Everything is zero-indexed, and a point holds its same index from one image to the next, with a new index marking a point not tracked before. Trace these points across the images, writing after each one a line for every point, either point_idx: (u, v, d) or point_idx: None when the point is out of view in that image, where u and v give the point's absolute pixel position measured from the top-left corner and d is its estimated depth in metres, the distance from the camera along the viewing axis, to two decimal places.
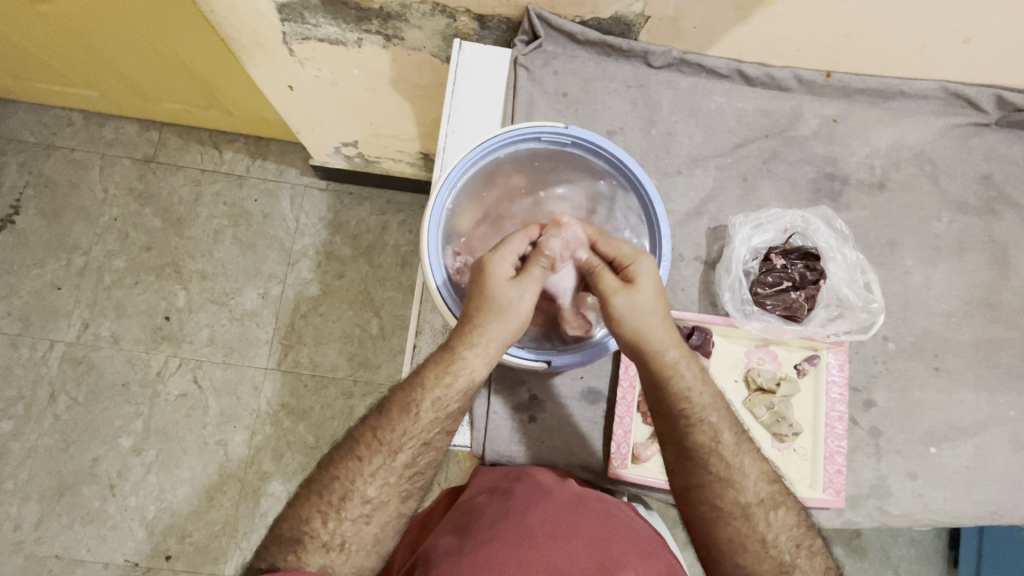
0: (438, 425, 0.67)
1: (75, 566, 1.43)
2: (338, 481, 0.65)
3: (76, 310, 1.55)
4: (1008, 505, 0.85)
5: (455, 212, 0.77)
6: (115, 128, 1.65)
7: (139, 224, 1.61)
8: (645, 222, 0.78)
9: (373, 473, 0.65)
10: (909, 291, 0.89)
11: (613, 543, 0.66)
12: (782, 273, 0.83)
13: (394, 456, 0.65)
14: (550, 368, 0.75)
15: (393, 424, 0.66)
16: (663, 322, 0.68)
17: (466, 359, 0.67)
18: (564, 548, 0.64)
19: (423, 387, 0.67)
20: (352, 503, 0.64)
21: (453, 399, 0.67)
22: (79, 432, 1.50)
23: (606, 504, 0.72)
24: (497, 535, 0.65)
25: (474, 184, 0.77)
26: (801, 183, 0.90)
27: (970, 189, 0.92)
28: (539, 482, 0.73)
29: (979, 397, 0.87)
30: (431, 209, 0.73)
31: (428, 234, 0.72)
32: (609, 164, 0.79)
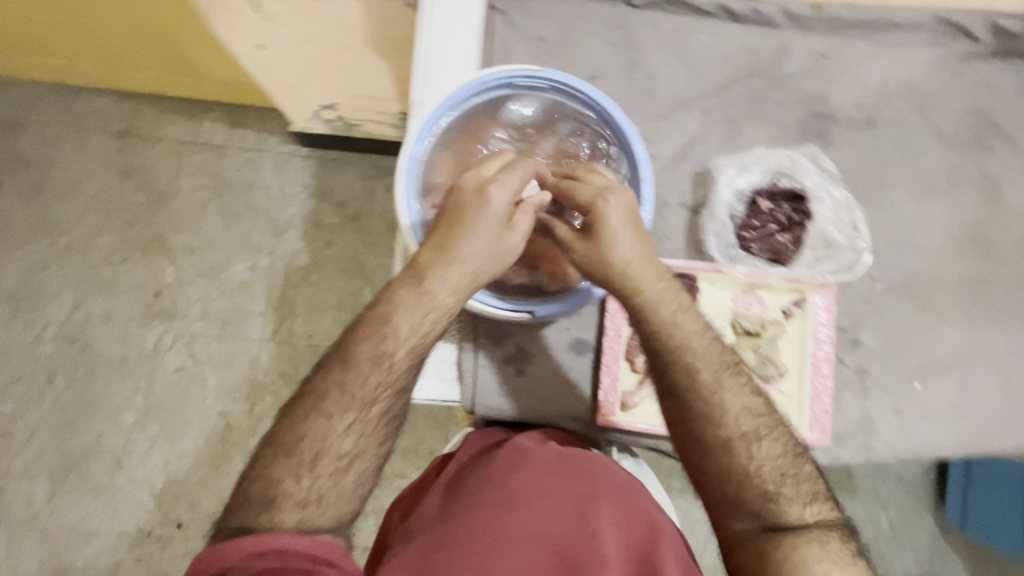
0: (403, 372, 0.67)
1: (90, 535, 1.48)
2: (309, 438, 0.64)
3: (66, 289, 1.55)
4: (990, 437, 0.87)
5: (434, 159, 0.73)
6: (87, 101, 1.60)
7: (122, 200, 1.58)
8: (625, 166, 0.75)
9: (347, 426, 0.65)
10: (898, 230, 0.88)
11: (593, 498, 0.67)
12: (769, 216, 0.82)
13: (369, 406, 0.66)
14: (534, 318, 0.76)
15: (360, 375, 0.66)
16: (638, 262, 0.69)
17: (439, 297, 0.66)
18: (546, 505, 0.66)
19: (394, 334, 0.66)
20: (323, 460, 0.64)
21: (423, 342, 0.68)
22: (81, 409, 1.52)
23: (586, 455, 0.74)
24: (473, 506, 0.67)
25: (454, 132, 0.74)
26: (788, 123, 0.86)
27: (961, 123, 0.90)
28: (517, 444, 0.73)
29: (966, 332, 0.88)
30: (405, 160, 0.69)
31: (404, 186, 0.69)
32: (587, 107, 0.76)
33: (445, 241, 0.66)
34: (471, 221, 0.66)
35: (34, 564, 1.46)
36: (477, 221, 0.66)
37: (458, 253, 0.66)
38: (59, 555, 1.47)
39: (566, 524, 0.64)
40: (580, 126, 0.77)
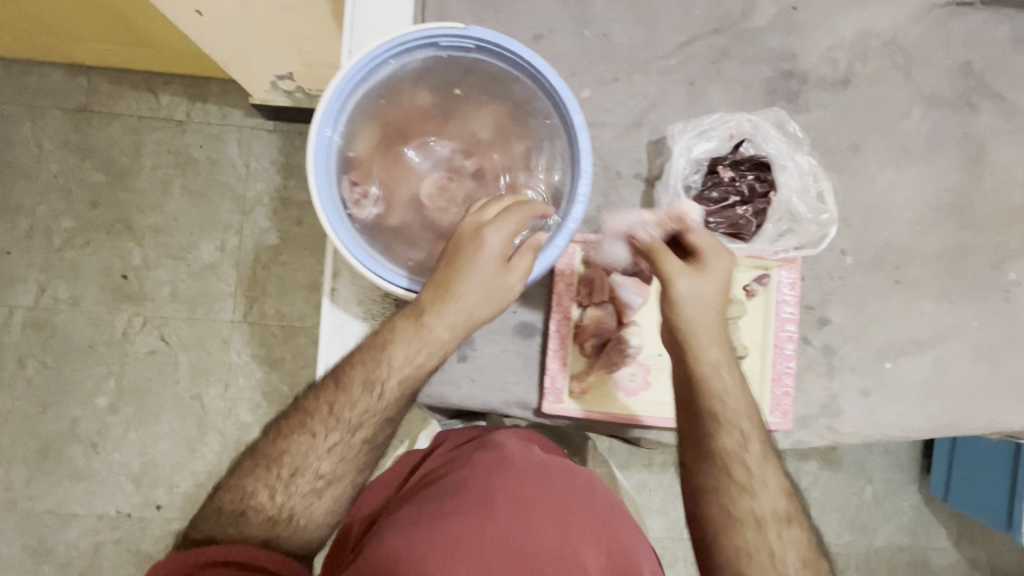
0: (385, 406, 0.64)
1: (71, 518, 1.48)
2: (289, 454, 0.65)
3: (31, 274, 1.51)
4: (962, 417, 0.83)
5: (351, 132, 0.63)
6: (41, 75, 1.53)
7: (82, 180, 1.52)
8: (566, 141, 0.65)
9: (328, 451, 0.64)
10: (872, 200, 0.82)
11: (573, 518, 0.65)
12: (730, 186, 0.75)
13: (352, 432, 0.64)
14: None
15: (350, 400, 0.64)
16: (711, 321, 0.65)
17: (433, 331, 0.62)
18: (527, 516, 0.63)
19: (387, 364, 0.63)
20: (296, 482, 0.64)
21: (416, 377, 0.64)
22: (55, 394, 1.50)
23: (570, 466, 0.72)
24: (452, 511, 0.63)
25: (372, 100, 0.64)
26: (754, 83, 0.79)
27: (945, 80, 0.83)
28: (501, 445, 0.71)
29: (941, 308, 0.83)
30: (314, 137, 0.59)
31: (315, 168, 0.59)
32: (524, 72, 0.65)
33: (442, 274, 0.61)
34: (471, 262, 0.60)
35: (17, 547, 1.48)
36: (473, 257, 0.59)
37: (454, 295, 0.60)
38: (41, 537, 1.48)
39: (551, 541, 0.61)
40: (517, 94, 0.66)
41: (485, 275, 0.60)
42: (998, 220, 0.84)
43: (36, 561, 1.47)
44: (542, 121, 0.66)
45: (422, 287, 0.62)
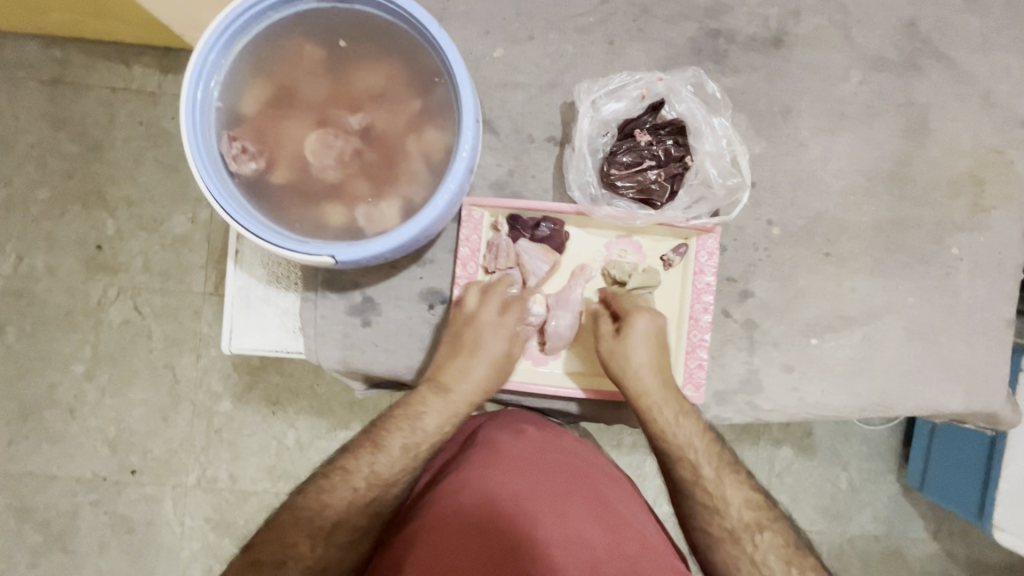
0: (416, 452, 0.69)
1: (49, 482, 1.43)
2: (327, 502, 0.66)
3: (9, 242, 1.43)
4: (892, 397, 0.79)
5: (234, 85, 0.62)
6: (15, 46, 1.42)
7: (57, 151, 1.42)
8: (452, 93, 0.63)
9: (378, 468, 0.68)
10: (802, 167, 0.78)
11: (576, 499, 0.69)
12: (643, 150, 0.72)
13: (390, 475, 0.68)
14: (340, 263, 0.60)
15: (400, 421, 0.69)
16: (651, 373, 0.71)
17: (453, 393, 0.70)
18: (526, 507, 0.66)
19: (424, 405, 0.70)
20: (332, 535, 0.64)
21: (455, 415, 0.70)
22: (32, 360, 1.43)
23: (564, 444, 0.76)
24: (452, 515, 0.66)
25: (256, 53, 0.63)
26: (677, 43, 0.75)
27: (889, 41, 0.78)
28: (490, 440, 0.73)
29: (874, 283, 0.79)
30: (188, 89, 0.59)
31: (189, 121, 0.59)
32: (407, 22, 0.63)
33: (455, 350, 0.71)
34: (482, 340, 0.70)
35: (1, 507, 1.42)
36: (484, 335, 0.69)
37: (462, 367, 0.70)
38: (23, 498, 1.42)
39: (556, 530, 0.65)
40: (405, 46, 0.64)
41: (474, 356, 0.70)
42: (942, 191, 0.79)
43: (18, 521, 1.42)
44: (429, 72, 0.64)
45: (442, 358, 0.71)
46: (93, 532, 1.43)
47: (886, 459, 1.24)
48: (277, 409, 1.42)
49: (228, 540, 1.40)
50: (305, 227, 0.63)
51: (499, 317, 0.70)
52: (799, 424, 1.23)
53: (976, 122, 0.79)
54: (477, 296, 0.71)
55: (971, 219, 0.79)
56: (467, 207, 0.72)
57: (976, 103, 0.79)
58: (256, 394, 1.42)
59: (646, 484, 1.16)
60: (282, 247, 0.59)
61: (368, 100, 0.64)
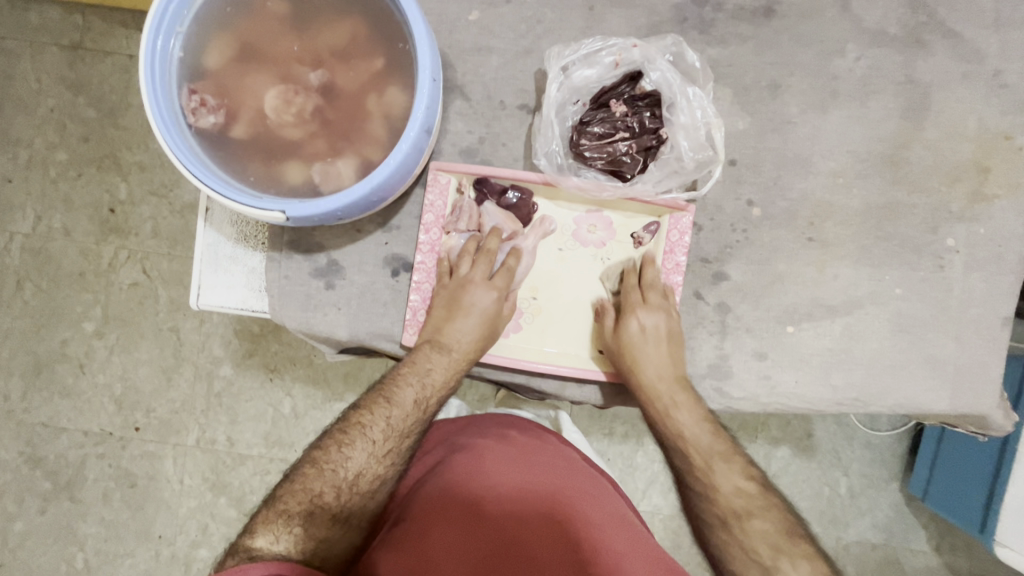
0: (401, 424, 0.68)
1: (59, 433, 1.45)
2: (315, 481, 0.64)
3: (28, 202, 1.44)
4: (873, 393, 0.75)
5: (197, 38, 0.62)
6: (39, 12, 1.43)
7: (74, 115, 1.43)
8: (411, 51, 0.62)
9: (355, 450, 0.66)
10: (788, 147, 0.74)
11: (564, 499, 0.69)
12: (616, 120, 0.69)
13: (378, 451, 0.66)
14: (291, 219, 0.60)
15: (373, 405, 0.68)
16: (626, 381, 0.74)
17: (429, 362, 0.70)
18: (515, 504, 0.68)
19: (398, 383, 0.69)
20: (318, 516, 0.62)
21: (434, 390, 0.70)
22: (46, 315, 1.45)
23: (551, 450, 0.77)
24: (437, 517, 0.66)
25: (221, 7, 0.62)
26: (660, 11, 0.72)
27: (891, 15, 0.73)
28: (474, 447, 0.75)
29: (860, 272, 0.75)
30: (148, 38, 0.58)
31: (148, 70, 0.58)
32: None
33: (436, 319, 0.71)
34: (461, 300, 0.71)
35: (12, 453, 1.46)
36: (464, 293, 0.71)
37: (448, 336, 0.71)
38: (34, 446, 1.45)
39: (548, 528, 0.66)
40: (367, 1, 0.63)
41: (472, 316, 0.71)
42: (941, 177, 0.74)
43: (29, 467, 1.45)
44: (390, 29, 0.62)
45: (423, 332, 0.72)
46: (97, 485, 1.45)
47: (884, 465, 1.19)
48: (274, 376, 1.41)
49: (224, 501, 1.41)
50: (262, 184, 0.63)
51: (489, 279, 0.72)
52: (796, 424, 1.18)
53: (983, 104, 0.74)
54: (462, 256, 0.72)
55: (972, 208, 0.74)
56: (433, 171, 0.71)
57: (986, 83, 0.73)
58: (255, 361, 1.42)
59: (631, 474, 1.13)
60: (232, 199, 0.59)
61: (328, 56, 0.63)
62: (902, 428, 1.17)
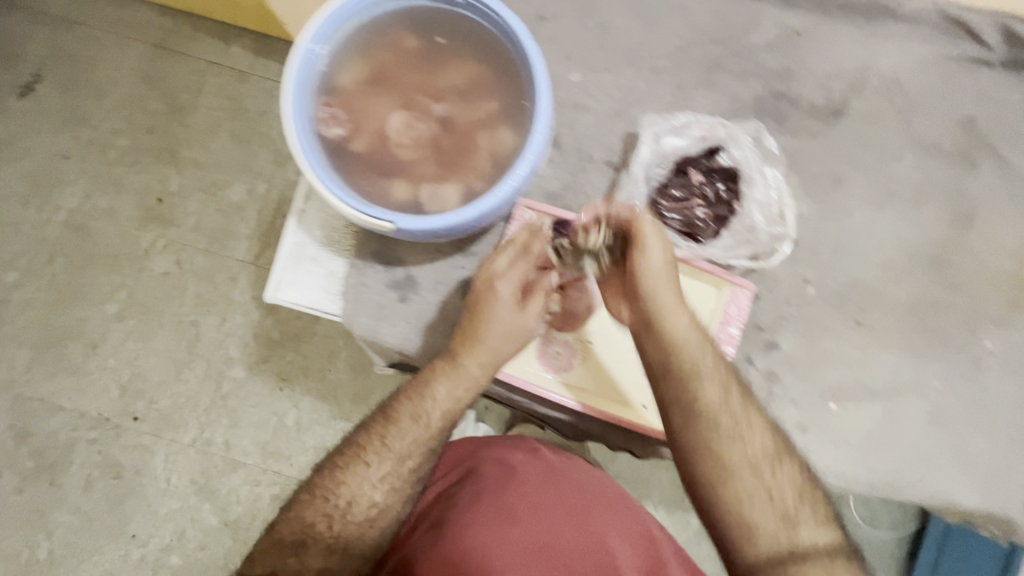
0: (422, 440, 0.71)
1: (55, 411, 1.43)
2: (345, 486, 0.71)
3: (81, 181, 1.49)
4: (905, 480, 0.78)
5: (336, 58, 0.69)
6: (134, 11, 1.53)
7: (144, 108, 1.50)
8: (528, 100, 0.68)
9: (379, 463, 0.71)
10: (845, 236, 0.80)
11: (591, 510, 0.79)
12: (694, 188, 0.76)
13: (402, 463, 0.71)
14: (398, 232, 0.65)
15: (397, 421, 0.71)
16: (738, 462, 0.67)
17: (455, 378, 0.70)
18: (552, 523, 0.77)
19: (423, 396, 0.71)
20: (352, 515, 0.71)
21: (455, 409, 0.71)
22: (72, 290, 1.47)
23: (579, 465, 0.84)
24: (485, 535, 0.74)
25: (360, 34, 0.69)
26: (743, 98, 0.80)
27: (947, 132, 0.81)
28: (507, 462, 0.82)
29: (901, 361, 0.79)
30: (299, 54, 0.65)
31: (293, 80, 0.64)
32: (502, 31, 0.68)
33: (467, 326, 0.70)
34: (498, 304, 0.69)
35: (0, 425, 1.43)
36: (496, 294, 0.68)
37: (487, 344, 0.69)
38: (25, 421, 1.43)
39: (572, 540, 0.76)
40: (495, 51, 0.69)
41: (515, 318, 0.69)
42: (981, 283, 0.80)
43: (16, 441, 1.42)
44: (511, 78, 0.69)
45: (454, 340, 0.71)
46: (81, 470, 1.41)
47: (890, 564, 1.18)
48: (284, 385, 1.40)
49: (208, 507, 1.38)
50: (374, 197, 0.69)
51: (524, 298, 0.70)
52: None
53: None
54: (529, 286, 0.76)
55: (1010, 317, 0.80)
56: (521, 208, 0.77)
57: None
58: (269, 367, 1.41)
59: None
60: (350, 206, 0.64)
61: (451, 93, 0.70)
62: (906, 527, 1.17)
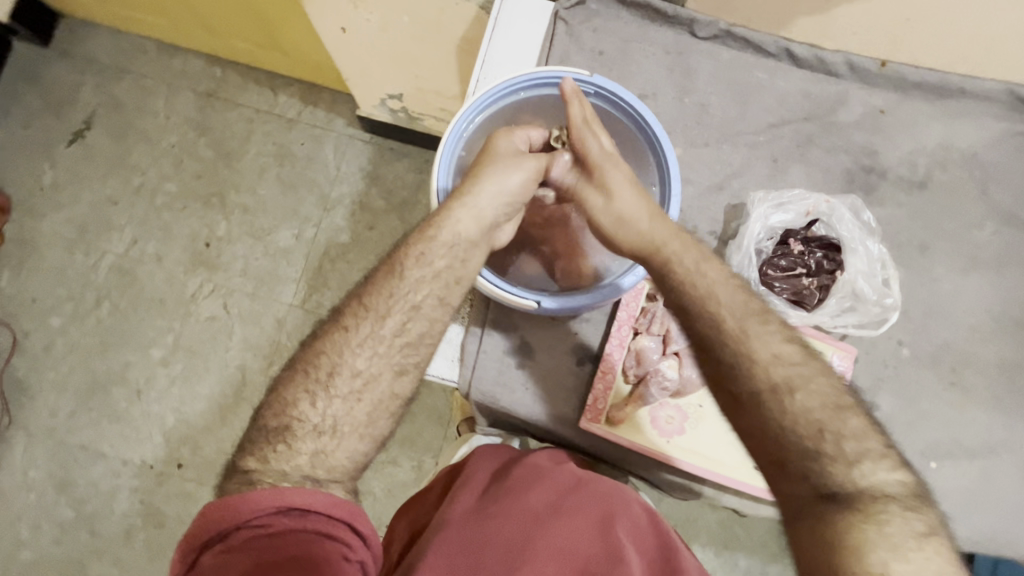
0: (405, 306, 0.65)
1: (96, 459, 1.37)
2: (325, 356, 0.63)
3: (128, 225, 1.47)
4: (1005, 536, 0.80)
5: (473, 141, 0.77)
6: (184, 60, 1.53)
7: (193, 153, 1.50)
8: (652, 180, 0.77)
9: (360, 343, 0.63)
10: (935, 300, 0.85)
11: (612, 524, 0.71)
12: (798, 258, 0.80)
13: (382, 323, 0.64)
14: (540, 309, 0.72)
15: (379, 288, 0.65)
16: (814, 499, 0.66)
17: (455, 216, 0.68)
18: (572, 530, 0.70)
19: (409, 248, 0.67)
20: (295, 430, 0.60)
21: (439, 257, 0.66)
22: (115, 336, 1.43)
23: (615, 484, 0.75)
24: (499, 514, 0.69)
25: (497, 118, 0.77)
26: (834, 171, 0.86)
27: (1021, 202, 0.87)
28: (536, 463, 0.74)
29: (993, 419, 0.83)
30: (449, 141, 0.73)
31: (442, 162, 0.73)
32: (629, 118, 0.77)
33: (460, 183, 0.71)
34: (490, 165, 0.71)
35: (42, 473, 1.37)
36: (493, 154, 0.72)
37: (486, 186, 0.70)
38: (67, 470, 1.37)
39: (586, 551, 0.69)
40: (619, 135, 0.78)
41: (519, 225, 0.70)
42: None
43: (57, 490, 1.36)
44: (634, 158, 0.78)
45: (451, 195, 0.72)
46: (122, 520, 1.35)
47: None
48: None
49: None
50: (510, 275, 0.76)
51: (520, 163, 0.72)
52: None
53: None
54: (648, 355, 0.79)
55: None
56: None
57: None
58: None
59: None
60: (497, 288, 0.72)
61: None
62: None
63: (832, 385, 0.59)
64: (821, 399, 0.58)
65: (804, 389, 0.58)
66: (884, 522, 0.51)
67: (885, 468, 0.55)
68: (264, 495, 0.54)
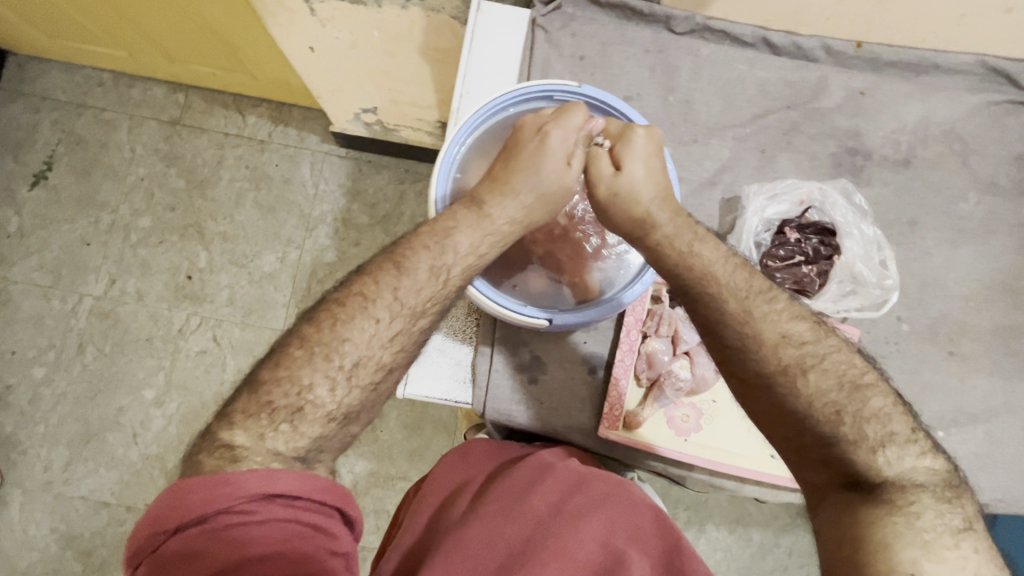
0: (407, 300, 0.62)
1: (100, 508, 1.33)
2: (320, 342, 0.58)
3: (105, 265, 1.42)
4: (1015, 495, 0.83)
5: (467, 163, 0.76)
6: (143, 89, 1.48)
7: (165, 185, 1.45)
8: None
9: (353, 329, 0.59)
10: (928, 273, 0.87)
11: (616, 528, 0.66)
12: (795, 247, 0.81)
13: (381, 320, 0.60)
14: (552, 326, 0.73)
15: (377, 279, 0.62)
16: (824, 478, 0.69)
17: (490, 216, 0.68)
18: (574, 531, 0.64)
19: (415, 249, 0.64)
20: (305, 414, 0.56)
21: (453, 264, 0.65)
22: (105, 381, 1.38)
23: (617, 479, 0.72)
24: (498, 514, 0.65)
25: (489, 137, 0.76)
26: (821, 157, 0.87)
27: (1000, 170, 0.89)
28: (540, 458, 0.71)
29: (993, 383, 0.86)
30: (442, 167, 0.72)
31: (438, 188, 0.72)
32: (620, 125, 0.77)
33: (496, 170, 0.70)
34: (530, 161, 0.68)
35: (43, 530, 1.32)
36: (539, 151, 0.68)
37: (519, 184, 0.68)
38: (69, 523, 1.33)
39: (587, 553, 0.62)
40: None
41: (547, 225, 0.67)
42: None
43: (62, 544, 1.32)
44: None
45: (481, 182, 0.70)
46: None
47: None
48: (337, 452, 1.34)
49: None
50: (517, 293, 0.76)
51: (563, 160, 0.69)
52: None
53: None
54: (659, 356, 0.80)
55: None
56: None
57: None
58: None
59: None
60: (508, 309, 0.71)
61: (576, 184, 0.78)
62: None
63: (847, 365, 0.59)
64: (834, 376, 0.58)
65: (816, 368, 0.58)
66: (914, 516, 0.50)
67: (911, 455, 0.54)
68: (249, 478, 0.50)
